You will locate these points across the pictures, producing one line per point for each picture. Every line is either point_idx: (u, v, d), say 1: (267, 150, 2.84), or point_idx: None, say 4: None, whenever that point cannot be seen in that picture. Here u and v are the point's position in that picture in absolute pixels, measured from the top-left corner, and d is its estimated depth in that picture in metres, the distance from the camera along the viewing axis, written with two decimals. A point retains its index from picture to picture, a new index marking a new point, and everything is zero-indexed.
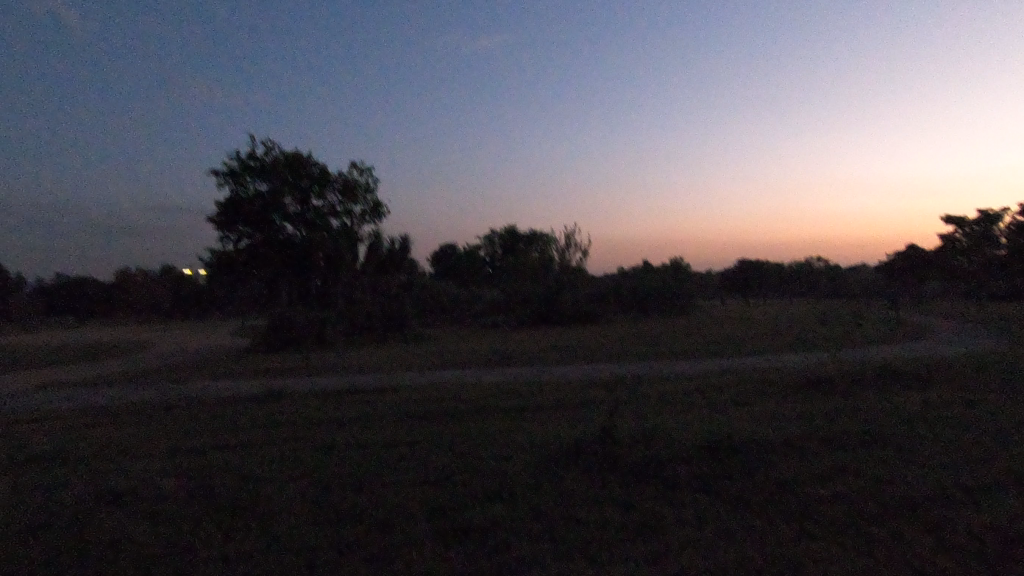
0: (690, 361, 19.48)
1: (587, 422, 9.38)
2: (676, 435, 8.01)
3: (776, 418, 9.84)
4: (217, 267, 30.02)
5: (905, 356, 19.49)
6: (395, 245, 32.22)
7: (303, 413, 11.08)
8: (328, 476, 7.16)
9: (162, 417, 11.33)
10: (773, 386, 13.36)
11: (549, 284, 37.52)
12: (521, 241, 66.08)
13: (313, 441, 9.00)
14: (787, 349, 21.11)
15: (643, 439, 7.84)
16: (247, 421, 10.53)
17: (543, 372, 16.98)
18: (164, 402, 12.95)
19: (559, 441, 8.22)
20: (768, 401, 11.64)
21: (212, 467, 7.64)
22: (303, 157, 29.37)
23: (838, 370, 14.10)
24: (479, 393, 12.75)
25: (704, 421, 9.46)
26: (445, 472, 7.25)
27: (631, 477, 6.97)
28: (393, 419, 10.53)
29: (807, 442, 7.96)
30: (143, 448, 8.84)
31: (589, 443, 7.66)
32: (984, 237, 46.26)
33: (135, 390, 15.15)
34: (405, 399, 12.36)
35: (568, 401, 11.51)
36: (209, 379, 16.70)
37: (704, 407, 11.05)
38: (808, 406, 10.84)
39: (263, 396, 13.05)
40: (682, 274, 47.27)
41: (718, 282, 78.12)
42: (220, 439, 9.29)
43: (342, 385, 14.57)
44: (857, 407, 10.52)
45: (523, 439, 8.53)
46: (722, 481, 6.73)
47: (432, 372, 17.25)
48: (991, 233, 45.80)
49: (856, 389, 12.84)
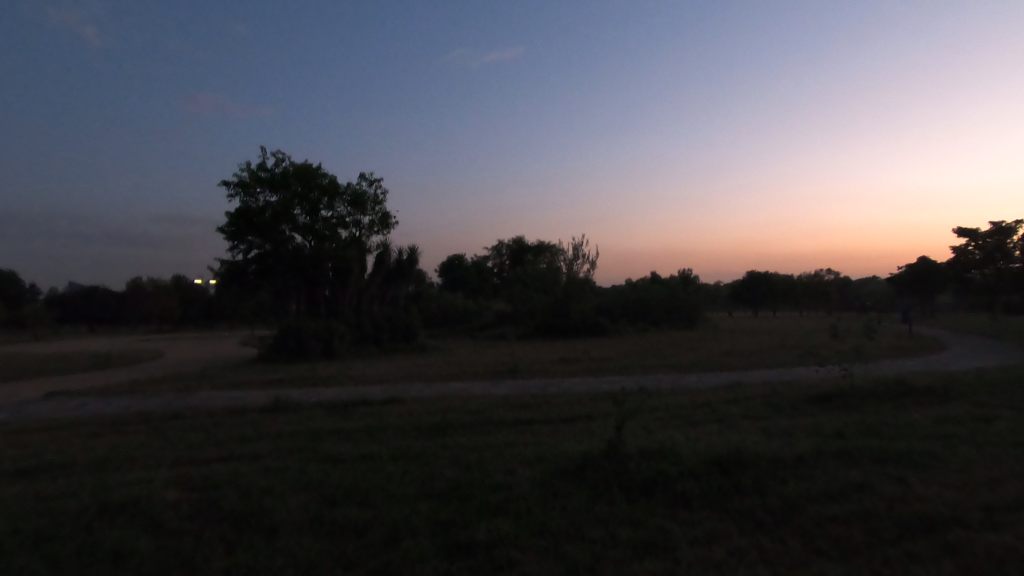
0: (700, 374, 19.40)
1: (594, 436, 9.31)
2: (684, 450, 7.93)
3: (786, 433, 9.74)
4: (226, 278, 30.12)
5: (917, 369, 19.35)
6: (403, 256, 32.29)
7: (309, 425, 11.05)
8: (334, 489, 7.12)
9: (168, 428, 11.32)
10: (783, 400, 13.27)
11: (558, 296, 37.51)
12: (529, 252, 66.13)
13: (319, 453, 8.95)
14: (797, 363, 21.01)
15: (650, 453, 7.76)
16: (252, 433, 10.51)
17: (551, 384, 16.93)
18: (171, 411, 12.95)
19: (565, 455, 8.15)
20: (778, 416, 11.54)
21: (217, 478, 7.60)
22: (313, 168, 29.53)
23: (849, 384, 14.00)
24: (487, 406, 12.71)
25: (713, 436, 9.37)
26: (451, 486, 7.19)
27: (639, 493, 6.88)
28: (398, 431, 10.50)
29: (818, 459, 7.87)
30: (149, 459, 8.81)
31: (595, 458, 7.58)
32: (996, 250, 45.83)
33: (142, 400, 15.16)
34: (412, 411, 12.32)
35: (575, 414, 11.45)
36: (217, 389, 16.70)
37: (713, 421, 10.96)
38: (819, 421, 10.73)
39: (270, 406, 13.05)
40: (691, 286, 47.17)
41: (727, 294, 77.87)
42: (226, 450, 9.26)
43: (349, 396, 14.54)
44: (868, 423, 10.42)
45: (530, 453, 8.47)
46: (732, 498, 6.64)
47: (439, 383, 17.20)
48: (1005, 247, 45.31)
49: (867, 403, 12.73)
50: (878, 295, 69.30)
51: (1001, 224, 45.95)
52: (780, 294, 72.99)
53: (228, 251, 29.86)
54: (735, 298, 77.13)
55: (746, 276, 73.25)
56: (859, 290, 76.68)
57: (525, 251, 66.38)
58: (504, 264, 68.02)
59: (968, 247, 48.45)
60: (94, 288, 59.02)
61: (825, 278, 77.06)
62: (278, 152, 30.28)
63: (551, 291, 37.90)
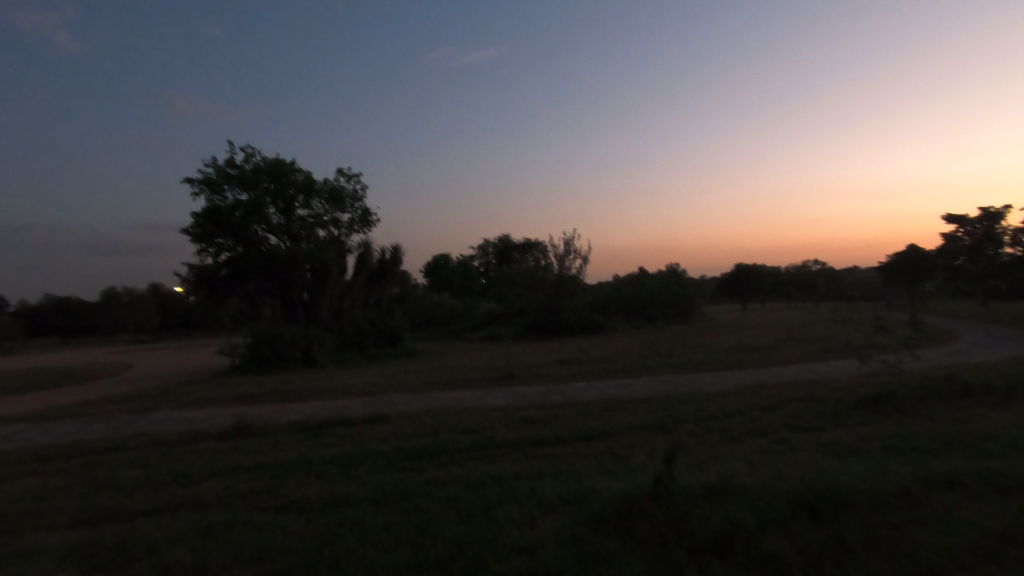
0: (714, 374, 17.64)
1: (626, 465, 7.47)
2: (754, 484, 6.10)
3: (859, 452, 7.92)
4: (194, 284, 27.65)
5: (946, 361, 17.70)
6: (385, 256, 30.49)
7: (275, 455, 9.12)
8: (292, 559, 5.26)
9: (101, 464, 9.29)
10: (828, 404, 11.53)
11: (549, 291, 35.62)
12: (516, 250, 64.64)
13: (281, 498, 7.06)
14: (814, 358, 19.35)
15: (711, 492, 5.90)
16: (203, 469, 8.57)
17: (552, 390, 15.11)
18: (115, 440, 11.00)
19: (597, 495, 6.25)
20: (834, 427, 9.72)
21: (135, 546, 5.69)
22: (286, 163, 27.39)
23: (900, 385, 12.23)
24: (485, 422, 10.81)
25: (771, 459, 7.57)
26: (453, 550, 5.36)
27: (709, 556, 5.04)
28: (380, 461, 8.58)
29: (933, 492, 6.04)
30: (60, 514, 6.86)
31: (638, 497, 5.77)
32: (986, 238, 43.70)
33: (85, 425, 13.10)
34: (396, 432, 10.38)
35: (590, 433, 9.57)
36: (175, 409, 14.68)
37: (757, 437, 9.16)
38: (887, 433, 8.95)
39: (233, 428, 11.13)
40: (686, 280, 45.61)
41: (715, 288, 76.44)
42: (164, 497, 7.32)
43: (326, 414, 12.61)
44: (952, 435, 8.62)
45: (552, 491, 6.62)
46: (843, 564, 4.81)
47: (425, 394, 15.21)
48: (994, 233, 43.23)
49: (927, 405, 11.00)
50: (868, 283, 68.03)
51: (989, 209, 43.64)
52: (769, 285, 71.68)
53: (196, 254, 27.45)
54: (723, 290, 75.88)
55: (734, 268, 71.78)
56: (847, 280, 75.62)
57: (513, 249, 65.38)
58: (491, 264, 66.65)
59: (956, 233, 45.68)
60: (67, 299, 56.76)
61: (813, 267, 75.70)
62: (246, 146, 28.01)
63: (542, 288, 36.08)
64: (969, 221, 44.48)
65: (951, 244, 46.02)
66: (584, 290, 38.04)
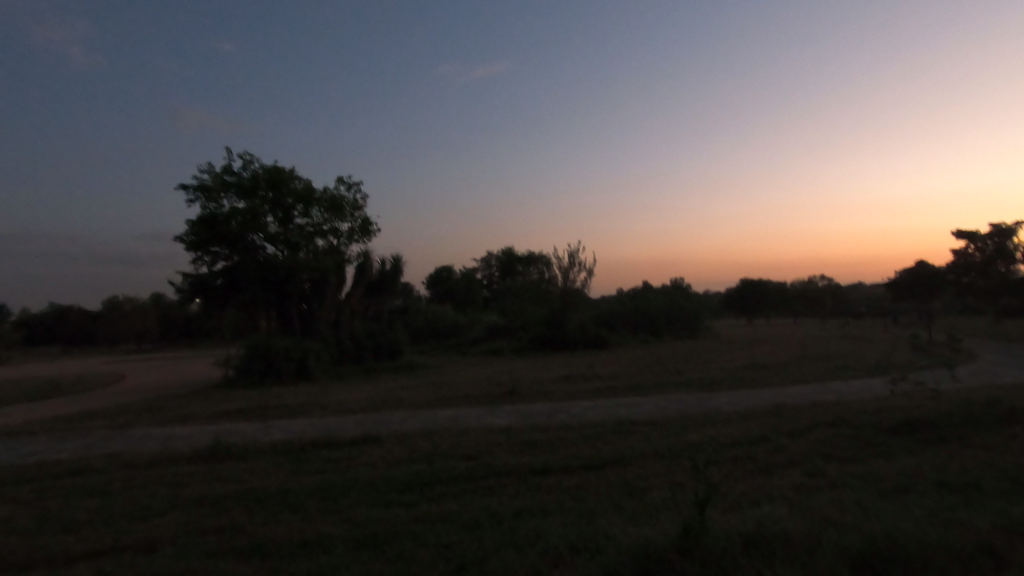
0: (726, 393, 16.67)
1: (646, 503, 6.53)
2: (799, 532, 5.12)
3: (909, 491, 6.93)
4: (189, 293, 26.70)
5: (973, 381, 16.65)
6: (385, 267, 29.69)
7: (248, 484, 8.17)
8: None
9: (58, 491, 8.37)
10: (860, 429, 10.55)
11: (554, 304, 34.63)
12: (520, 263, 63.70)
13: (246, 540, 6.11)
14: (831, 377, 18.36)
15: (750, 543, 4.96)
16: (168, 499, 7.66)
17: (557, 410, 14.16)
18: (80, 461, 10.09)
19: (615, 542, 5.31)
20: (873, 458, 8.71)
21: None
22: (285, 171, 26.57)
23: (935, 408, 11.24)
24: (485, 446, 9.83)
25: (810, 498, 6.59)
26: None
27: None
28: (366, 492, 7.65)
29: (1011, 542, 5.09)
30: None
31: (664, 550, 4.79)
32: (998, 254, 42.20)
33: (55, 443, 12.17)
34: (387, 457, 9.45)
35: (602, 462, 8.57)
36: (156, 425, 13.78)
37: (786, 468, 8.19)
38: (936, 466, 7.95)
39: (210, 449, 10.22)
40: (693, 294, 44.63)
41: (720, 303, 75.17)
42: (114, 535, 6.39)
43: (315, 434, 11.69)
44: (1008, 470, 7.65)
45: (560, 537, 5.65)
46: None
47: (422, 413, 14.21)
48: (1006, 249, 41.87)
49: (972, 431, 9.99)
50: (876, 300, 66.73)
51: (1001, 224, 42.41)
52: (775, 301, 70.45)
53: (191, 264, 26.54)
54: (729, 305, 74.66)
55: (740, 283, 70.69)
56: (854, 295, 74.34)
57: (517, 261, 64.56)
58: (494, 276, 65.76)
59: (966, 249, 43.94)
60: (68, 308, 56.05)
61: (819, 281, 74.39)
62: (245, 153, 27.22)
63: (546, 301, 35.14)
64: (979, 236, 42.99)
65: (962, 261, 44.83)
66: (589, 303, 37.07)
